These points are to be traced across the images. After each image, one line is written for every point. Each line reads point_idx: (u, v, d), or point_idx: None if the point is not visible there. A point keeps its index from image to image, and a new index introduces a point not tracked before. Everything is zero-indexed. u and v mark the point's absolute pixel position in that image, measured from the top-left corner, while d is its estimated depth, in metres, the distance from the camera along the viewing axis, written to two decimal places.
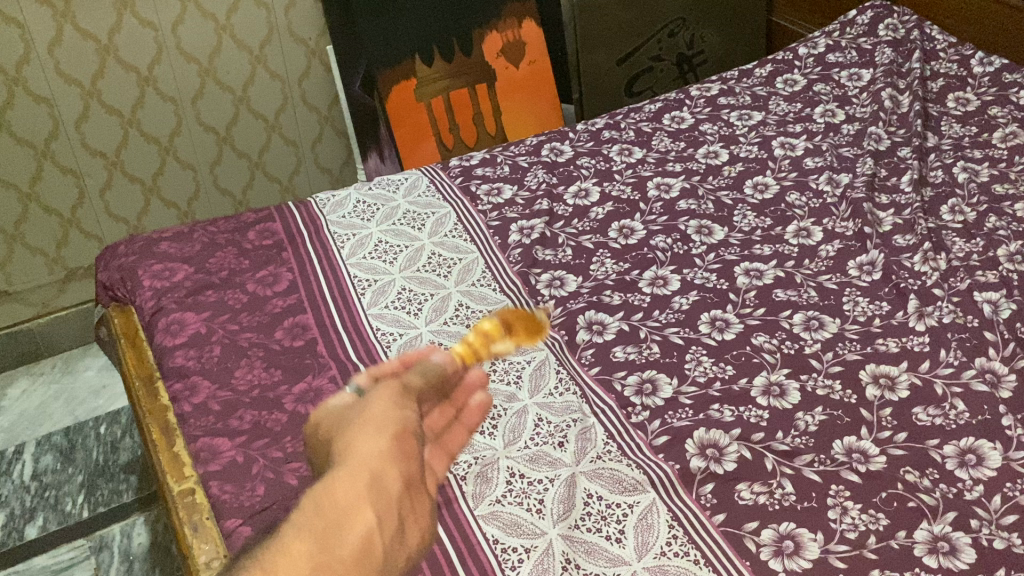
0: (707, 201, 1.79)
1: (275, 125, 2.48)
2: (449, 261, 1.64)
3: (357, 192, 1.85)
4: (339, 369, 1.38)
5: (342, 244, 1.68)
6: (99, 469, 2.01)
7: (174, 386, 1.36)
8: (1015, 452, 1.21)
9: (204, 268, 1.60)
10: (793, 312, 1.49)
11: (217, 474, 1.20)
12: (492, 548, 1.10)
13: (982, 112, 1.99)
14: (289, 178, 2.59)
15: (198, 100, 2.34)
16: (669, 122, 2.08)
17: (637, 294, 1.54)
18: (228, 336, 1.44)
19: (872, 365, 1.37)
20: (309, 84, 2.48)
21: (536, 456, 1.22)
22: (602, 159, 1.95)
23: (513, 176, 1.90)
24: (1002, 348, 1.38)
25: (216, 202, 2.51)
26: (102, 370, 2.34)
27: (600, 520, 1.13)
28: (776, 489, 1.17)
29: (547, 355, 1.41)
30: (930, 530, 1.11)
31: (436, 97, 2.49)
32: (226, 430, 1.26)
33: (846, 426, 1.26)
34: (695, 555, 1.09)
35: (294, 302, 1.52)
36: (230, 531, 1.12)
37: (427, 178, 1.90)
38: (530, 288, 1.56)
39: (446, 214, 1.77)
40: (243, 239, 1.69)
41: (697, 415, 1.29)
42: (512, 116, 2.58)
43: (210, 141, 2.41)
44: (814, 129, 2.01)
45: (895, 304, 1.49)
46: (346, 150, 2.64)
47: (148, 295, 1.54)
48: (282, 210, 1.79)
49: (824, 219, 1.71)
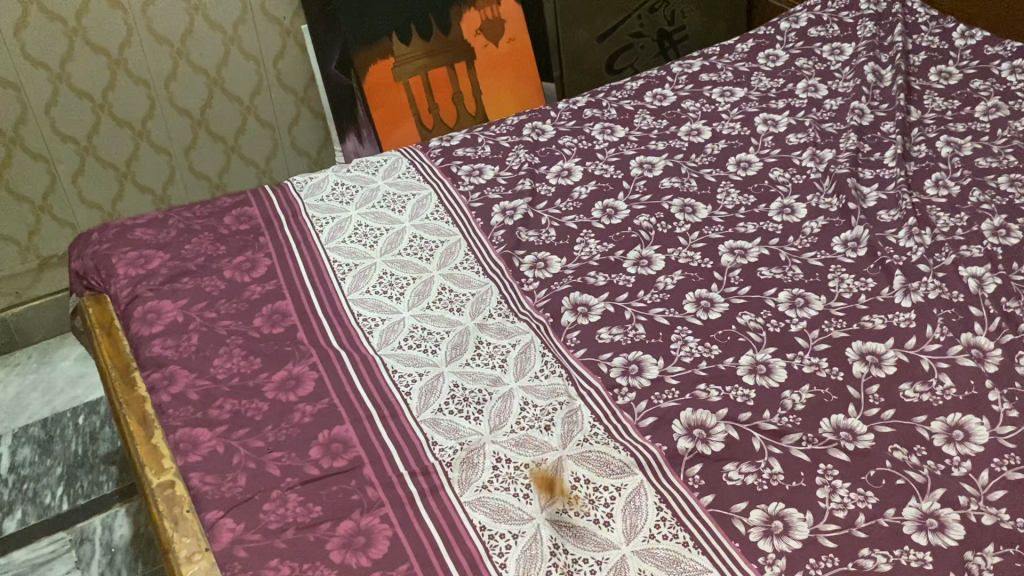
0: (690, 179, 1.77)
1: (251, 107, 2.44)
2: (431, 244, 1.61)
3: (335, 175, 1.82)
4: (320, 356, 1.35)
5: (322, 228, 1.65)
6: (78, 461, 1.98)
7: (152, 376, 1.33)
8: (1001, 428, 1.21)
9: (180, 254, 1.56)
10: (778, 290, 1.47)
11: (198, 466, 1.18)
12: (480, 534, 1.08)
13: (964, 86, 1.98)
14: (266, 162, 2.55)
15: (171, 83, 2.30)
16: (651, 100, 2.06)
17: (622, 274, 1.53)
18: (205, 324, 1.41)
19: (858, 342, 1.36)
20: (285, 64, 2.43)
21: (522, 440, 1.21)
22: (584, 138, 1.92)
23: (494, 157, 1.87)
24: (988, 322, 1.38)
25: (192, 186, 2.47)
26: (79, 360, 2.30)
27: (587, 504, 1.12)
28: (765, 469, 1.16)
29: (532, 339, 1.39)
30: (918, 507, 1.11)
31: (415, 77, 2.45)
32: (206, 420, 1.24)
33: (833, 404, 1.26)
34: (684, 537, 1.08)
35: (273, 288, 1.49)
36: (212, 523, 1.10)
37: (406, 160, 1.87)
38: (513, 271, 1.54)
39: (426, 196, 1.74)
40: (219, 224, 1.65)
41: (684, 396, 1.28)
42: (493, 95, 2.54)
43: (184, 125, 2.37)
44: (796, 105, 1.99)
45: (880, 281, 1.48)
46: (324, 132, 2.60)
47: (123, 283, 1.51)
48: (259, 194, 1.76)
49: (808, 195, 1.70)
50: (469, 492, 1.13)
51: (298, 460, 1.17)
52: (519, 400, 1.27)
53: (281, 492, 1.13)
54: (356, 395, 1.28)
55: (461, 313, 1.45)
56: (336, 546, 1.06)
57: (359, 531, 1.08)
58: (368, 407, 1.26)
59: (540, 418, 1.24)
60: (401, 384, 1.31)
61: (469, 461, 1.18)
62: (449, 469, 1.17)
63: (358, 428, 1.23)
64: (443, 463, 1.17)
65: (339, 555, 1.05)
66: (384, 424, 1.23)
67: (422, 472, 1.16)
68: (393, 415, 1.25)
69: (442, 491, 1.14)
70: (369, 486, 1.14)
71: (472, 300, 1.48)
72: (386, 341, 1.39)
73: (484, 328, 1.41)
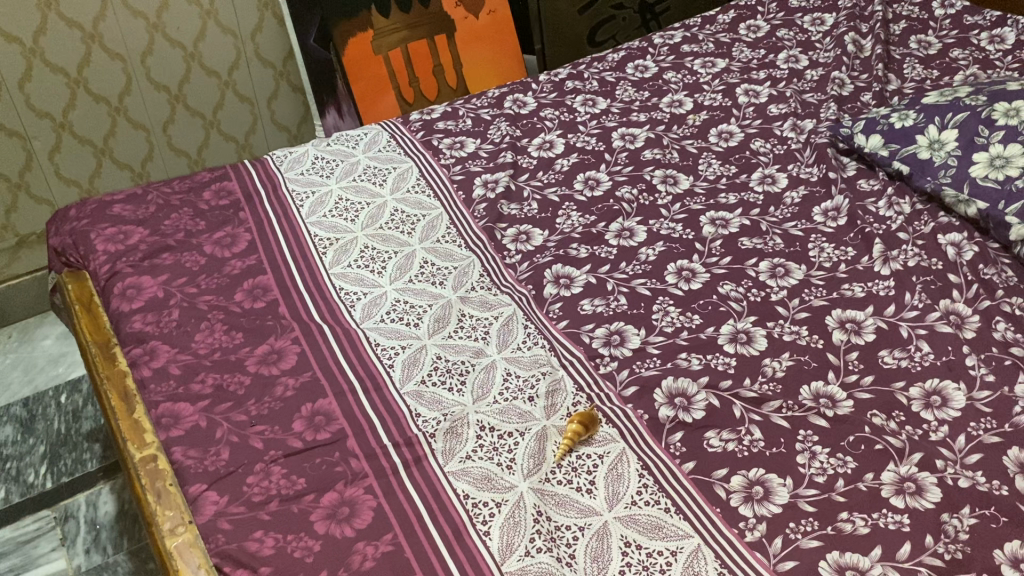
0: (672, 150, 1.77)
1: (228, 81, 2.41)
2: (413, 217, 1.60)
3: (315, 149, 1.80)
4: (302, 330, 1.35)
5: (302, 203, 1.64)
6: (61, 439, 1.97)
7: (132, 351, 1.32)
8: (978, 392, 1.22)
9: (159, 230, 1.55)
10: (759, 260, 1.48)
11: (180, 440, 1.17)
12: (463, 503, 1.09)
13: (943, 56, 1.98)
14: (245, 137, 2.53)
15: (147, 57, 2.26)
16: (633, 71, 2.05)
17: (604, 246, 1.53)
18: (186, 299, 1.40)
19: (838, 310, 1.37)
20: (262, 38, 2.41)
21: (505, 410, 1.21)
22: (566, 110, 1.92)
23: (476, 130, 1.86)
24: (966, 289, 1.39)
25: (171, 162, 2.45)
26: (60, 339, 2.29)
27: (570, 472, 1.13)
28: (745, 436, 1.17)
29: (514, 311, 1.39)
30: (897, 471, 1.12)
31: (394, 50, 2.43)
32: (188, 395, 1.24)
33: (813, 371, 1.27)
34: (665, 504, 1.09)
35: (254, 263, 1.49)
36: (195, 497, 1.10)
37: (387, 133, 1.86)
38: (495, 244, 1.54)
39: (407, 169, 1.73)
40: (199, 200, 1.64)
41: (665, 364, 1.28)
42: (473, 67, 2.52)
43: (162, 100, 2.34)
44: (777, 75, 1.99)
45: (860, 249, 1.49)
46: (303, 106, 2.59)
47: (102, 259, 1.49)
48: (239, 168, 1.75)
49: (789, 165, 1.70)
50: (452, 462, 1.14)
51: (282, 433, 1.17)
52: (502, 371, 1.28)
53: (264, 465, 1.13)
54: (339, 368, 1.28)
55: (444, 286, 1.45)
56: (320, 517, 1.07)
57: (343, 502, 1.08)
58: (351, 380, 1.26)
59: (523, 389, 1.24)
60: (384, 356, 1.31)
61: (453, 431, 1.18)
62: (433, 439, 1.17)
63: (341, 401, 1.23)
64: (426, 434, 1.18)
65: (323, 525, 1.06)
66: (367, 396, 1.24)
67: (406, 443, 1.16)
68: (376, 388, 1.25)
69: (426, 462, 1.14)
70: (353, 457, 1.14)
71: (454, 273, 1.47)
72: (368, 315, 1.39)
73: (467, 301, 1.41)
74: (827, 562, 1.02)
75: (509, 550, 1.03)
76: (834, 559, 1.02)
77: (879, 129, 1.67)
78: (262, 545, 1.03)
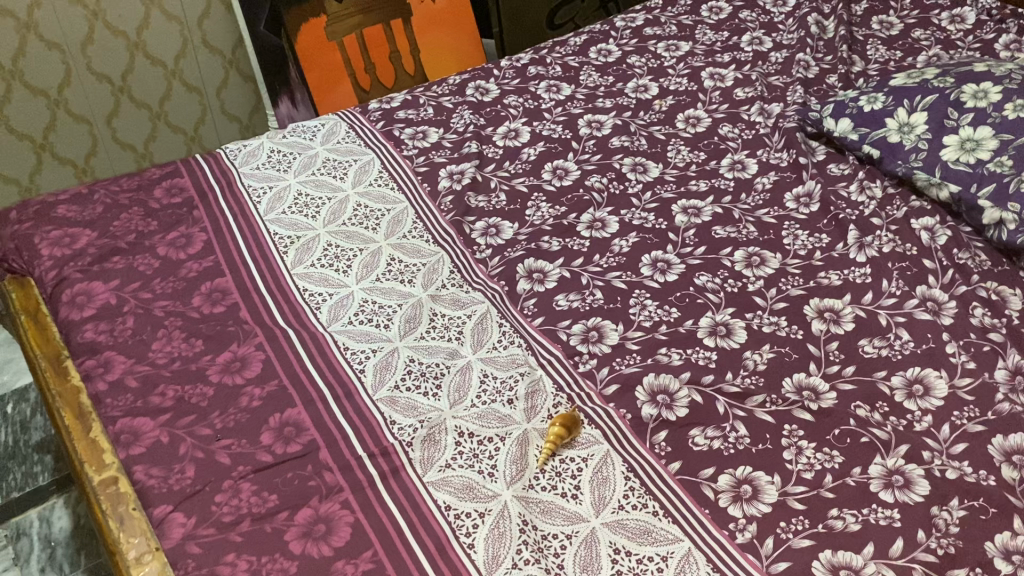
0: (640, 137, 1.73)
1: (175, 70, 2.31)
2: (377, 212, 1.55)
3: (270, 141, 1.73)
4: (267, 336, 1.29)
5: (259, 199, 1.57)
6: (8, 452, 1.87)
7: (85, 363, 1.24)
8: (960, 379, 1.21)
9: (109, 232, 1.47)
10: (733, 249, 1.45)
11: (141, 458, 1.10)
12: (445, 515, 1.05)
13: (906, 36, 1.97)
14: (195, 129, 2.44)
15: (88, 46, 2.15)
16: (596, 56, 2.00)
17: (576, 238, 1.48)
18: (141, 305, 1.33)
19: (816, 299, 1.35)
20: (210, 25, 2.30)
21: (484, 414, 1.17)
22: (530, 97, 1.86)
23: (438, 118, 1.80)
24: (941, 275, 1.38)
25: (117, 157, 2.35)
26: (4, 344, 2.18)
27: (554, 478, 1.10)
28: (730, 433, 1.15)
29: (488, 308, 1.34)
30: (884, 464, 1.10)
31: (349, 35, 2.34)
32: (147, 408, 1.17)
33: (794, 363, 1.25)
34: (653, 507, 1.07)
35: (211, 265, 1.42)
36: (160, 520, 1.03)
37: (346, 123, 1.79)
38: (465, 238, 1.49)
39: (368, 160, 1.67)
40: (150, 198, 1.56)
41: (645, 361, 1.25)
42: (431, 52, 2.44)
43: (105, 92, 2.23)
44: (742, 58, 1.95)
45: (834, 236, 1.47)
46: (254, 95, 2.49)
47: (48, 264, 1.41)
48: (190, 163, 1.67)
49: (758, 151, 1.68)
50: (431, 472, 1.09)
51: (249, 446, 1.12)
52: (477, 373, 1.23)
53: (233, 482, 1.07)
54: (308, 375, 1.23)
55: (413, 284, 1.39)
56: (296, 536, 1.01)
57: (319, 519, 1.03)
58: (321, 387, 1.21)
59: (501, 391, 1.20)
60: (354, 361, 1.25)
61: (431, 438, 1.13)
62: (410, 448, 1.12)
63: (311, 410, 1.17)
64: (403, 442, 1.13)
65: (299, 545, 1.00)
66: (339, 404, 1.18)
67: (382, 453, 1.11)
68: (347, 394, 1.20)
69: (403, 472, 1.09)
70: (326, 470, 1.09)
71: (423, 270, 1.42)
72: (335, 318, 1.33)
73: (438, 299, 1.36)
74: (820, 562, 1.00)
75: (496, 562, 1.00)
76: (827, 558, 1.00)
77: (848, 112, 1.65)
78: (235, 569, 0.98)
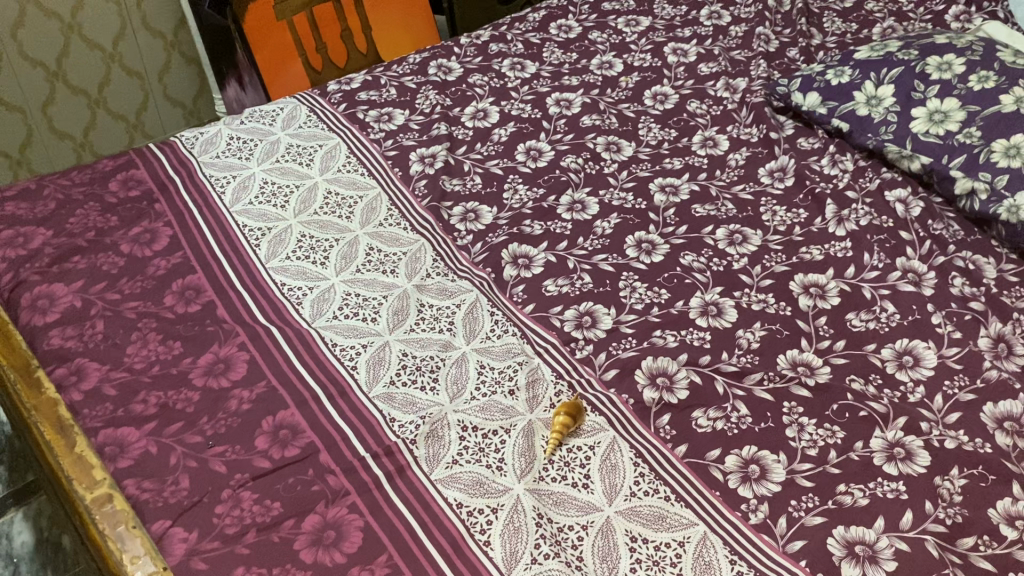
0: (610, 115, 1.71)
1: (113, 54, 2.19)
2: (349, 200, 1.49)
3: (228, 128, 1.65)
4: (249, 335, 1.23)
5: (223, 189, 1.50)
6: None
7: (56, 372, 1.16)
8: (948, 349, 1.24)
9: (65, 230, 1.38)
10: (715, 227, 1.45)
11: (131, 472, 1.04)
12: (457, 513, 1.02)
13: (859, 8, 1.99)
14: (136, 115, 2.32)
15: (19, 30, 2.01)
16: (557, 32, 1.97)
17: (558, 221, 1.46)
18: (109, 308, 1.26)
19: (800, 275, 1.36)
20: (150, 5, 2.18)
21: (486, 406, 1.14)
22: (494, 75, 1.82)
23: (402, 99, 1.75)
24: (919, 246, 1.41)
25: (53, 146, 2.22)
26: None
27: (564, 467, 1.08)
28: (732, 413, 1.15)
29: (477, 296, 1.31)
30: (885, 437, 1.12)
31: (299, 14, 2.24)
32: (130, 417, 1.10)
33: (786, 340, 1.26)
34: (664, 492, 1.06)
35: (180, 261, 1.35)
36: (160, 536, 0.98)
37: (306, 106, 1.72)
38: (444, 225, 1.45)
39: (334, 146, 1.61)
40: (105, 192, 1.47)
41: (641, 344, 1.24)
42: (382, 31, 2.37)
43: (38, 78, 2.10)
44: (702, 32, 1.94)
45: (812, 211, 1.48)
46: (197, 78, 2.38)
47: (2, 268, 1.32)
48: (145, 154, 1.58)
49: (728, 126, 1.68)
50: (438, 469, 1.06)
51: (245, 453, 1.07)
52: (474, 364, 1.20)
53: (232, 491, 1.02)
54: (298, 375, 1.18)
55: (396, 275, 1.35)
56: (305, 544, 0.98)
57: (327, 526, 1.00)
58: (312, 386, 1.16)
59: (502, 382, 1.18)
60: (345, 358, 1.21)
61: (434, 434, 1.10)
62: (414, 446, 1.09)
63: (305, 411, 1.13)
64: (406, 440, 1.10)
65: (310, 554, 0.97)
66: (334, 404, 1.14)
67: (386, 452, 1.08)
68: (341, 392, 1.16)
69: (409, 471, 1.06)
70: (329, 474, 1.05)
71: (405, 259, 1.38)
72: (318, 313, 1.28)
73: (424, 289, 1.32)
74: (834, 539, 1.01)
75: (514, 559, 0.98)
76: (840, 534, 1.01)
77: (816, 86, 1.66)
78: None
